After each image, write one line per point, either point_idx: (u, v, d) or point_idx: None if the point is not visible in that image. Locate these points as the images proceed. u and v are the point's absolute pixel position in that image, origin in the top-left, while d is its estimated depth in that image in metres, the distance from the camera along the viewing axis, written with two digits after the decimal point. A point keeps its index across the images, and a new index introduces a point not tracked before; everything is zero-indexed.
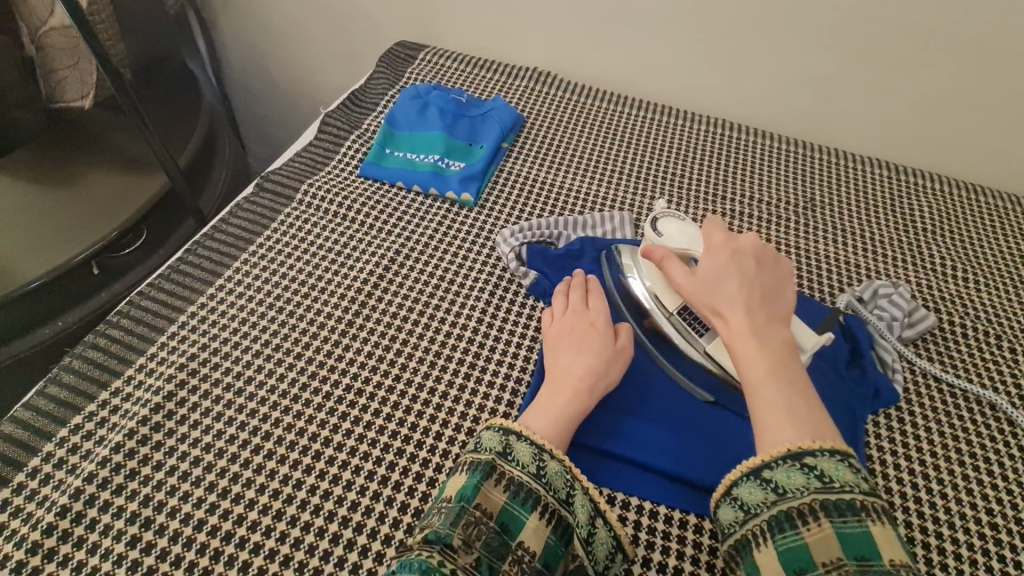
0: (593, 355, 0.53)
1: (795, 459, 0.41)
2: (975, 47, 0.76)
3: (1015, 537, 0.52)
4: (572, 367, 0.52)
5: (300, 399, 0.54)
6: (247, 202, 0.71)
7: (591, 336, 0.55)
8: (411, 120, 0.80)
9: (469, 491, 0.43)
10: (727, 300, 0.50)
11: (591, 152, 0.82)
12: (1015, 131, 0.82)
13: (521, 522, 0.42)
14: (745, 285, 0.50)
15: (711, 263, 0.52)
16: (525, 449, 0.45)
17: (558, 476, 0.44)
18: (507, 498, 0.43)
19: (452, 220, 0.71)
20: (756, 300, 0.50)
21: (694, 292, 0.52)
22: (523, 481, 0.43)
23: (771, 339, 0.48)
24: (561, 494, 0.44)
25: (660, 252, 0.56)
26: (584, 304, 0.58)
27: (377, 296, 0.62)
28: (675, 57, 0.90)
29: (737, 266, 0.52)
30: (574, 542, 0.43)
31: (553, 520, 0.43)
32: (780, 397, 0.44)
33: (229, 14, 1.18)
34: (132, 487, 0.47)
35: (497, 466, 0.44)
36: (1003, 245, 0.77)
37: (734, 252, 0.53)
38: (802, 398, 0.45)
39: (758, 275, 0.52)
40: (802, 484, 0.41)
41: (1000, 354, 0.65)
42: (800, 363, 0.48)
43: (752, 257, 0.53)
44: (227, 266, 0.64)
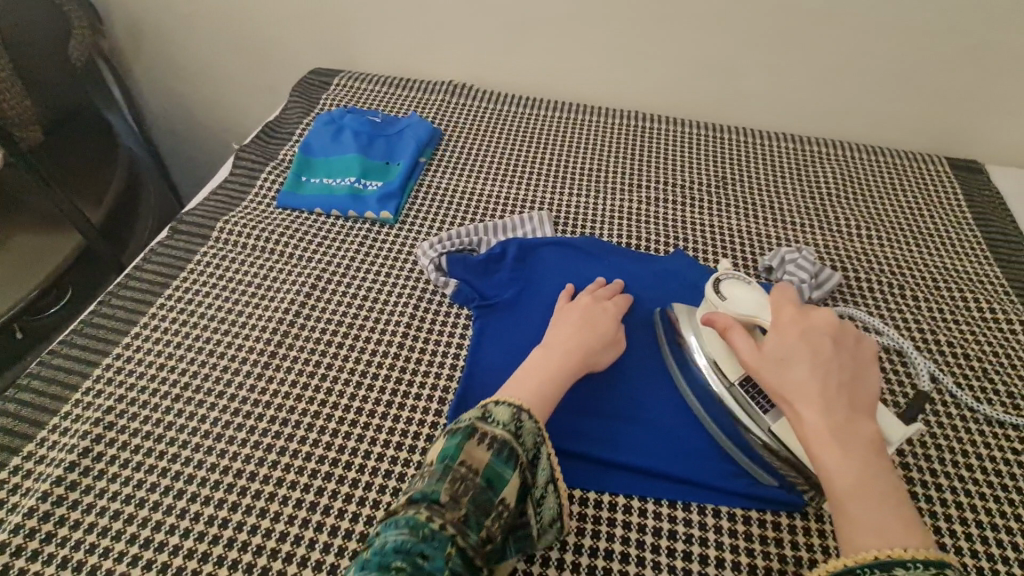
0: (593, 333, 0.56)
1: (888, 568, 0.38)
2: (847, 20, 0.82)
3: (926, 474, 0.54)
4: (572, 339, 0.54)
5: (224, 437, 0.53)
6: (162, 246, 0.70)
7: (600, 323, 0.57)
8: (326, 146, 0.81)
9: (451, 450, 0.43)
10: (798, 387, 0.45)
11: (509, 156, 0.84)
12: (898, 94, 0.88)
13: (504, 479, 0.43)
14: (819, 367, 0.45)
15: (780, 339, 0.47)
16: (505, 411, 0.46)
17: (531, 438, 0.46)
18: (492, 455, 0.43)
19: (373, 240, 0.71)
20: (833, 391, 0.45)
21: (760, 367, 0.47)
22: (504, 440, 0.44)
23: (852, 433, 0.43)
24: (532, 454, 0.45)
25: (723, 321, 0.51)
26: (607, 296, 0.61)
27: (299, 323, 0.62)
28: (580, 57, 0.93)
29: (811, 346, 0.46)
30: (528, 501, 0.45)
31: (523, 478, 0.44)
32: (868, 503, 0.41)
33: (142, 59, 1.17)
34: (51, 550, 0.47)
35: (478, 428, 0.45)
36: (904, 203, 0.82)
37: (809, 328, 0.47)
38: (891, 504, 0.41)
39: (839, 360, 0.46)
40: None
41: (904, 303, 0.69)
42: (886, 461, 0.43)
43: (829, 337, 0.47)
44: (143, 311, 0.63)
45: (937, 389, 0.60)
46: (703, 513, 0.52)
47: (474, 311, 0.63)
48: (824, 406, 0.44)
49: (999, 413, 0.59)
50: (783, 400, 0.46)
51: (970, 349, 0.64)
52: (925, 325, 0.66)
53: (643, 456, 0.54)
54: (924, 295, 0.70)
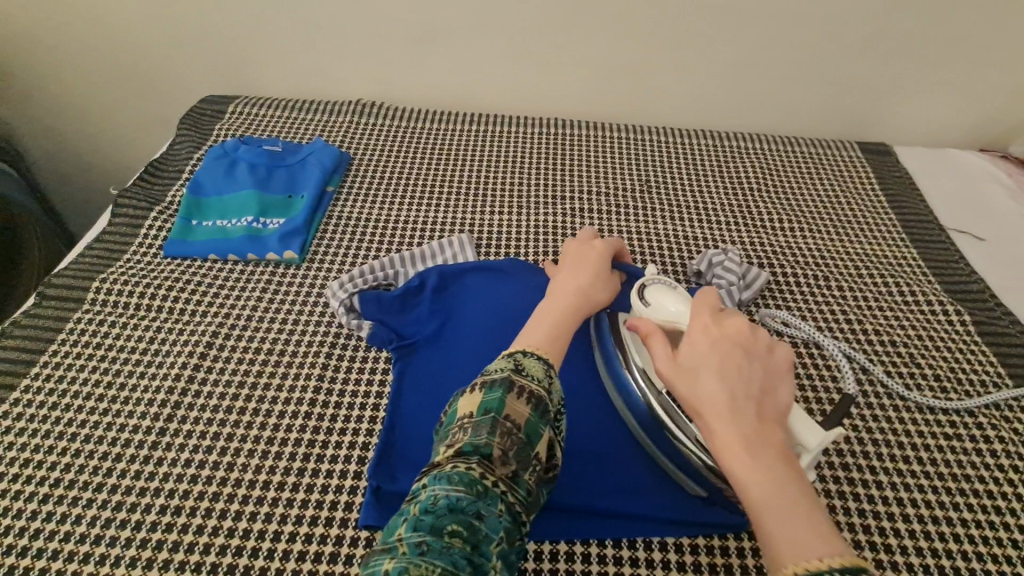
0: (590, 274, 0.51)
1: None
2: (747, 14, 0.82)
3: (866, 471, 0.53)
4: (571, 281, 0.50)
5: (103, 538, 0.46)
6: (26, 315, 0.61)
7: (598, 272, 0.53)
8: (218, 183, 0.73)
9: (494, 403, 0.38)
10: (708, 396, 0.37)
11: (424, 177, 0.79)
12: (805, 84, 0.89)
13: (542, 434, 0.38)
14: (731, 372, 0.38)
15: (694, 346, 0.40)
16: (537, 365, 0.41)
17: (561, 395, 0.41)
18: (532, 409, 0.38)
19: (277, 284, 0.65)
20: (745, 397, 0.37)
21: (673, 376, 0.40)
22: (541, 394, 0.39)
23: (768, 449, 0.36)
24: (562, 412, 0.41)
25: (645, 325, 0.44)
26: (589, 239, 0.57)
27: (195, 390, 0.55)
28: (491, 66, 0.90)
29: (723, 352, 0.39)
30: (563, 458, 0.41)
31: (556, 435, 0.40)
32: (789, 520, 0.33)
33: (9, 97, 1.05)
34: None
35: (514, 381, 0.39)
36: (821, 191, 0.82)
37: (719, 334, 0.40)
38: (813, 518, 0.33)
39: (751, 367, 0.39)
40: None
41: (830, 294, 0.69)
42: (806, 480, 0.35)
43: (741, 342, 0.40)
44: (4, 397, 0.54)
45: (867, 379, 0.60)
46: (650, 548, 0.49)
47: (392, 353, 0.59)
48: (737, 414, 0.36)
49: (927, 398, 0.59)
50: (694, 412, 0.38)
51: (895, 335, 0.65)
52: (851, 315, 0.66)
53: None
54: (848, 284, 0.70)
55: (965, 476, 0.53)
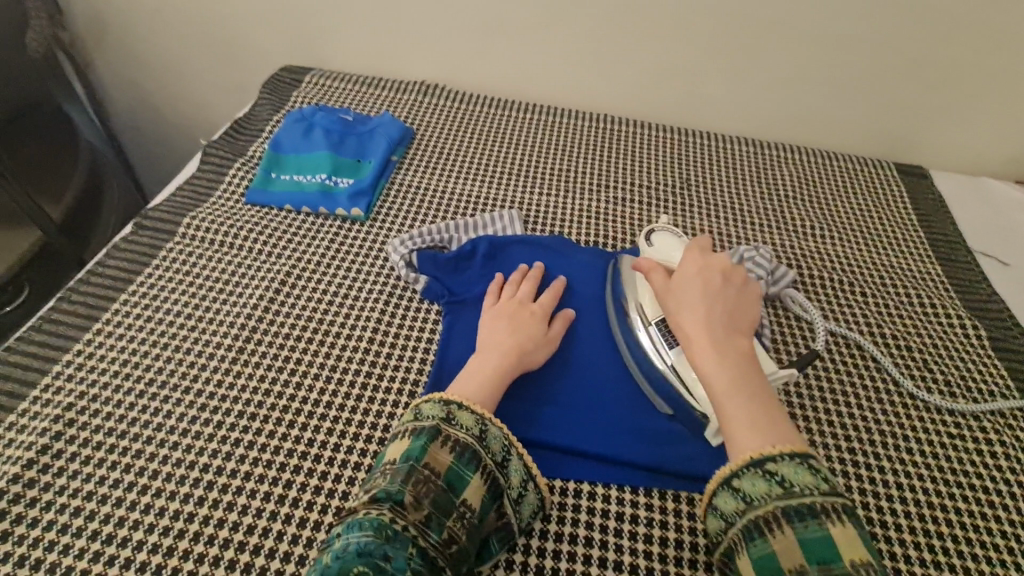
0: (524, 338, 0.58)
1: (759, 466, 0.44)
2: (802, 30, 0.86)
3: (873, 458, 0.58)
4: (504, 342, 0.57)
5: (190, 432, 0.53)
6: (125, 242, 0.69)
7: (529, 323, 0.59)
8: (296, 143, 0.81)
9: (416, 452, 0.46)
10: (689, 312, 0.53)
11: (480, 156, 0.86)
12: (851, 102, 0.92)
13: (465, 480, 0.45)
14: (709, 295, 0.54)
15: (684, 276, 0.56)
16: (468, 416, 0.48)
17: (496, 441, 0.48)
18: (453, 458, 0.46)
19: (344, 237, 0.71)
20: (720, 317, 0.53)
21: (666, 299, 0.56)
22: (467, 443, 0.47)
23: (734, 353, 0.51)
24: (499, 457, 0.48)
25: (646, 263, 0.59)
26: (529, 295, 0.63)
27: (269, 319, 0.62)
28: (550, 60, 0.96)
29: (704, 279, 0.55)
30: (504, 500, 0.47)
31: (490, 479, 0.47)
32: (743, 408, 0.47)
33: (105, 51, 1.14)
34: (6, 548, 0.45)
35: (443, 430, 0.47)
36: (854, 205, 0.86)
37: (705, 265, 0.57)
38: (764, 408, 0.48)
39: (724, 292, 0.55)
40: (765, 492, 0.43)
41: (853, 298, 0.73)
42: (760, 374, 0.50)
43: (720, 274, 0.56)
44: (107, 307, 0.62)
45: (881, 376, 0.65)
46: (665, 498, 0.54)
47: (443, 307, 0.64)
48: (709, 326, 0.52)
49: (939, 400, 0.63)
50: (679, 327, 0.54)
51: (914, 340, 0.69)
52: (873, 320, 0.70)
53: (610, 444, 0.56)
54: (873, 291, 0.74)
55: (965, 472, 0.57)
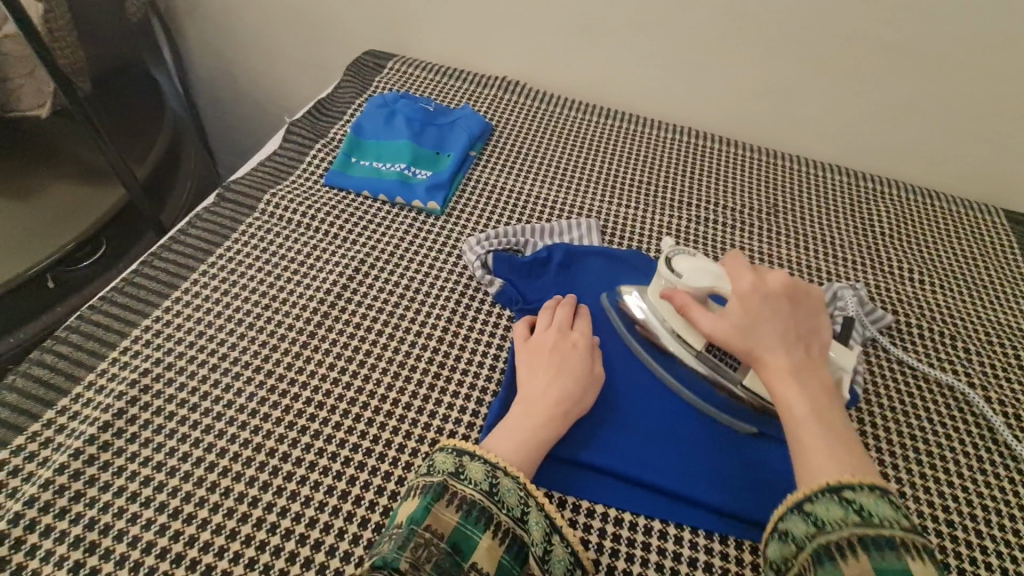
0: (570, 381, 0.53)
1: (835, 493, 0.40)
2: (923, 57, 0.79)
3: (971, 533, 0.53)
4: (547, 390, 0.52)
5: (259, 413, 0.52)
6: (207, 211, 0.69)
7: (574, 361, 0.55)
8: (377, 129, 0.80)
9: (418, 514, 0.42)
10: (764, 339, 0.49)
11: (559, 160, 0.83)
12: (966, 140, 0.85)
13: (472, 542, 0.42)
14: (776, 320, 0.49)
15: (740, 303, 0.50)
16: (477, 467, 0.45)
17: (511, 493, 0.44)
18: (459, 518, 0.42)
19: (419, 229, 0.70)
20: (792, 335, 0.49)
21: (724, 332, 0.50)
22: (475, 500, 0.43)
23: (808, 376, 0.47)
24: (515, 512, 0.44)
25: (681, 296, 0.54)
26: (568, 322, 0.58)
27: (341, 306, 0.61)
28: (640, 67, 0.92)
29: (771, 306, 0.50)
30: (528, 561, 0.43)
31: (505, 539, 0.43)
32: (823, 436, 0.43)
33: (195, 21, 1.17)
34: (77, 510, 0.46)
35: (449, 486, 0.44)
36: (959, 250, 0.80)
37: (767, 288, 0.51)
38: (844, 441, 0.43)
39: (795, 315, 0.50)
40: (840, 518, 0.38)
41: (955, 351, 0.67)
42: (836, 399, 0.47)
43: (787, 297, 0.51)
44: (186, 276, 0.62)
45: (985, 443, 0.60)
46: (743, 549, 0.50)
47: (516, 314, 0.62)
48: (788, 352, 0.48)
49: None
50: (750, 348, 0.49)
51: (1019, 405, 0.63)
52: (976, 377, 0.65)
53: (679, 480, 0.52)
54: (978, 347, 0.68)
55: None
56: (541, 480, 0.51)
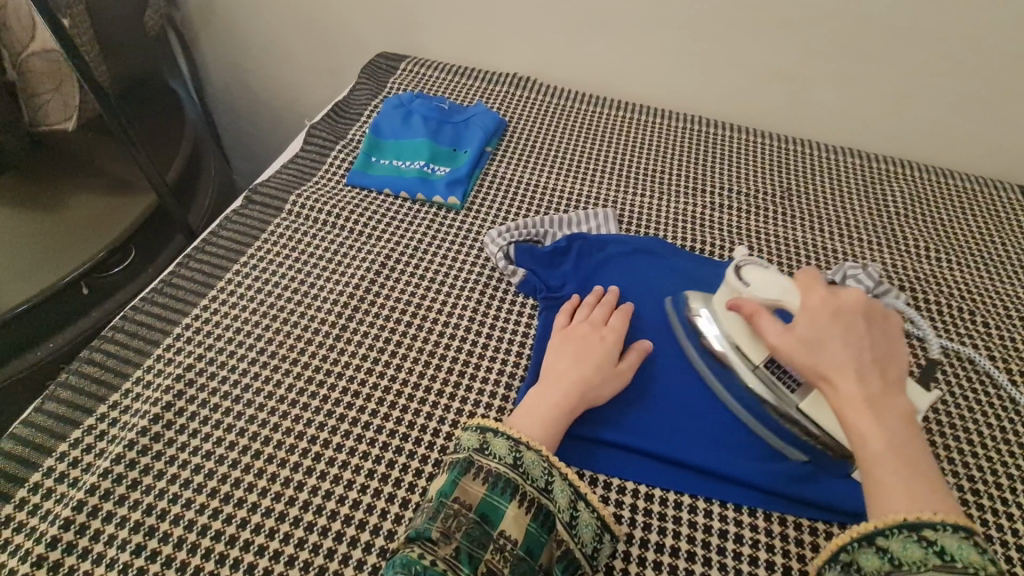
0: (591, 370, 0.54)
1: (913, 530, 0.39)
2: (933, 37, 0.79)
3: (997, 502, 0.54)
4: (569, 373, 0.53)
5: (298, 402, 0.55)
6: (236, 214, 0.71)
7: (599, 353, 0.56)
8: (395, 128, 0.82)
9: (447, 487, 0.44)
10: (835, 363, 0.46)
11: (573, 153, 0.84)
12: (979, 118, 0.85)
13: (500, 511, 0.43)
14: (851, 341, 0.47)
15: (810, 322, 0.48)
16: (501, 443, 0.46)
17: (535, 465, 0.46)
18: (486, 489, 0.44)
19: (440, 224, 0.72)
20: (868, 362, 0.46)
21: (791, 349, 0.48)
22: (500, 473, 0.45)
23: (889, 410, 0.44)
24: (539, 482, 0.45)
25: (749, 305, 0.52)
26: (604, 317, 0.59)
27: (369, 299, 0.63)
28: (650, 58, 0.93)
29: (845, 326, 0.48)
30: (556, 528, 0.44)
31: (532, 508, 0.44)
32: (896, 468, 0.41)
33: (210, 32, 1.19)
34: (134, 497, 0.48)
35: (474, 461, 0.46)
36: (975, 227, 0.80)
37: (839, 306, 0.49)
38: (921, 475, 0.41)
39: (869, 336, 0.48)
40: (919, 559, 0.38)
41: (974, 328, 0.68)
42: (918, 433, 0.44)
43: (860, 314, 0.49)
44: (221, 276, 0.64)
45: (1008, 416, 0.60)
46: (770, 520, 0.51)
47: (539, 301, 0.64)
48: (861, 378, 0.45)
49: None
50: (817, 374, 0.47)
51: None
52: (997, 353, 0.66)
53: (708, 457, 0.53)
54: (997, 322, 0.69)
55: None
56: (567, 458, 0.53)
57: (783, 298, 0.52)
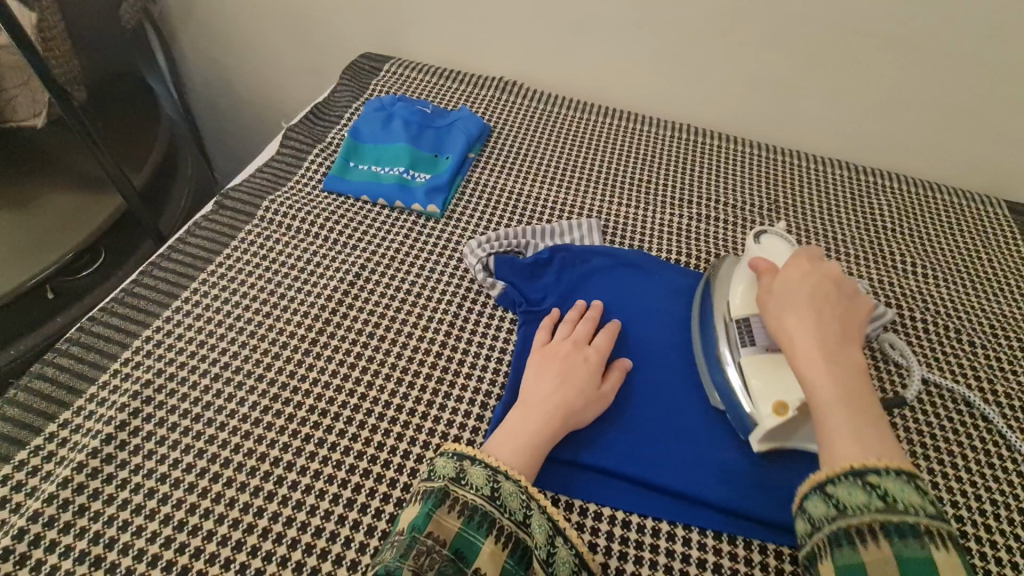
0: (574, 392, 0.52)
1: (858, 476, 0.39)
2: (921, 51, 0.79)
3: (979, 528, 0.53)
4: (553, 395, 0.51)
5: (263, 422, 0.52)
6: (206, 219, 0.69)
7: (582, 373, 0.54)
8: (375, 132, 0.79)
9: (420, 521, 0.42)
10: (796, 314, 0.49)
11: (559, 160, 0.83)
12: (966, 133, 0.85)
13: (476, 548, 0.41)
14: (815, 295, 0.50)
15: (785, 279, 0.52)
16: (479, 473, 0.45)
17: (514, 498, 0.44)
18: (462, 524, 0.42)
19: (418, 233, 0.70)
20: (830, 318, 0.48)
21: (766, 298, 0.51)
22: (477, 505, 0.43)
23: (846, 364, 0.45)
24: (518, 516, 0.43)
25: (763, 264, 0.55)
26: (587, 336, 0.58)
27: (341, 311, 0.61)
28: (638, 65, 0.91)
29: (813, 286, 0.50)
30: (533, 565, 0.42)
31: (509, 544, 0.42)
32: (849, 421, 0.42)
33: (190, 28, 1.16)
34: (82, 524, 0.45)
35: (449, 492, 0.43)
36: (961, 244, 0.79)
37: (814, 268, 0.52)
38: (875, 426, 0.42)
39: (836, 300, 0.50)
40: (862, 503, 0.38)
41: (960, 347, 0.67)
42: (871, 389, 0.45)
43: (831, 281, 0.51)
44: (186, 285, 0.62)
45: (992, 439, 0.59)
46: (750, 549, 0.49)
47: (518, 316, 0.62)
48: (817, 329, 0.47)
49: None
50: (782, 331, 0.49)
51: None
52: (982, 373, 0.65)
53: (689, 483, 0.51)
54: (982, 341, 0.68)
55: None
56: (543, 482, 0.51)
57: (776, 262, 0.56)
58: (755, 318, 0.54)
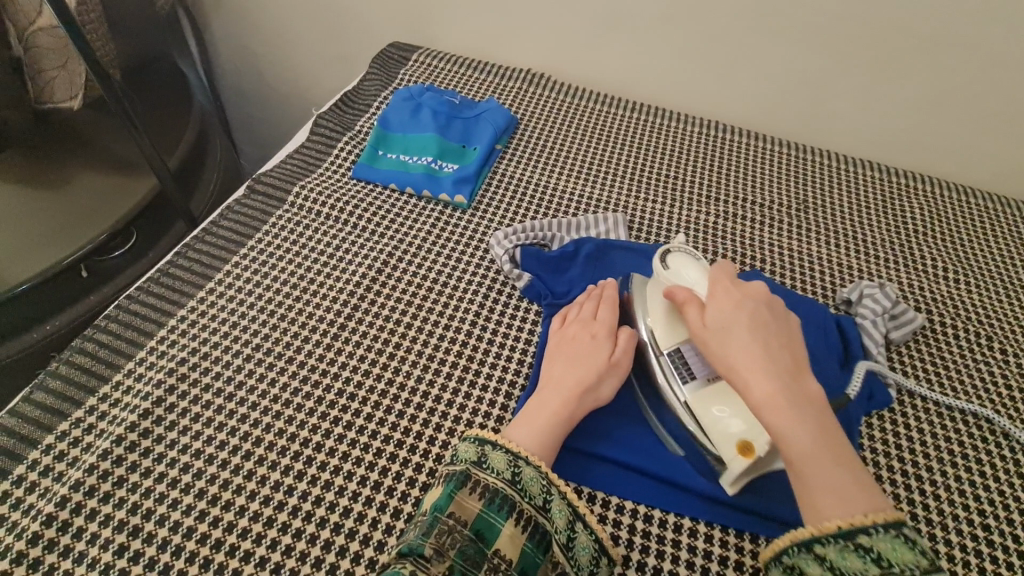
0: (584, 369, 0.52)
1: (849, 538, 0.38)
2: (963, 51, 0.77)
3: (1008, 538, 0.52)
4: (565, 378, 0.52)
5: (292, 403, 0.53)
6: (238, 204, 0.70)
7: (591, 351, 0.54)
8: (404, 121, 0.80)
9: (442, 501, 0.43)
10: (743, 349, 0.46)
11: (585, 153, 0.82)
12: (1006, 137, 0.83)
13: (496, 529, 0.42)
14: (756, 327, 0.47)
15: (719, 311, 0.49)
16: (500, 457, 0.45)
17: (533, 482, 0.45)
18: (483, 506, 0.43)
19: (446, 223, 0.70)
20: (779, 351, 0.46)
21: (705, 340, 0.48)
22: (498, 488, 0.44)
23: (805, 400, 0.44)
24: (537, 500, 0.44)
25: (681, 293, 0.51)
26: (592, 313, 0.58)
27: (370, 298, 0.62)
28: (668, 59, 0.90)
29: (746, 311, 0.48)
30: (552, 549, 0.43)
31: (528, 527, 0.43)
32: (826, 470, 0.41)
33: (221, 14, 1.17)
34: (120, 495, 0.47)
35: (471, 474, 0.44)
36: (995, 249, 0.77)
37: (738, 295, 0.49)
38: (851, 472, 0.41)
39: (771, 320, 0.48)
40: (858, 569, 0.37)
41: (991, 354, 0.66)
42: (829, 414, 0.44)
43: (760, 300, 0.49)
44: (219, 267, 0.63)
45: (1022, 448, 0.58)
46: None
47: (543, 308, 0.62)
48: (776, 375, 0.44)
49: None
50: (731, 369, 0.46)
51: None
52: (1013, 382, 0.64)
53: (710, 478, 0.51)
54: (1014, 349, 0.66)
55: None
56: (562, 472, 0.51)
57: (694, 287, 0.53)
58: (686, 346, 0.52)
